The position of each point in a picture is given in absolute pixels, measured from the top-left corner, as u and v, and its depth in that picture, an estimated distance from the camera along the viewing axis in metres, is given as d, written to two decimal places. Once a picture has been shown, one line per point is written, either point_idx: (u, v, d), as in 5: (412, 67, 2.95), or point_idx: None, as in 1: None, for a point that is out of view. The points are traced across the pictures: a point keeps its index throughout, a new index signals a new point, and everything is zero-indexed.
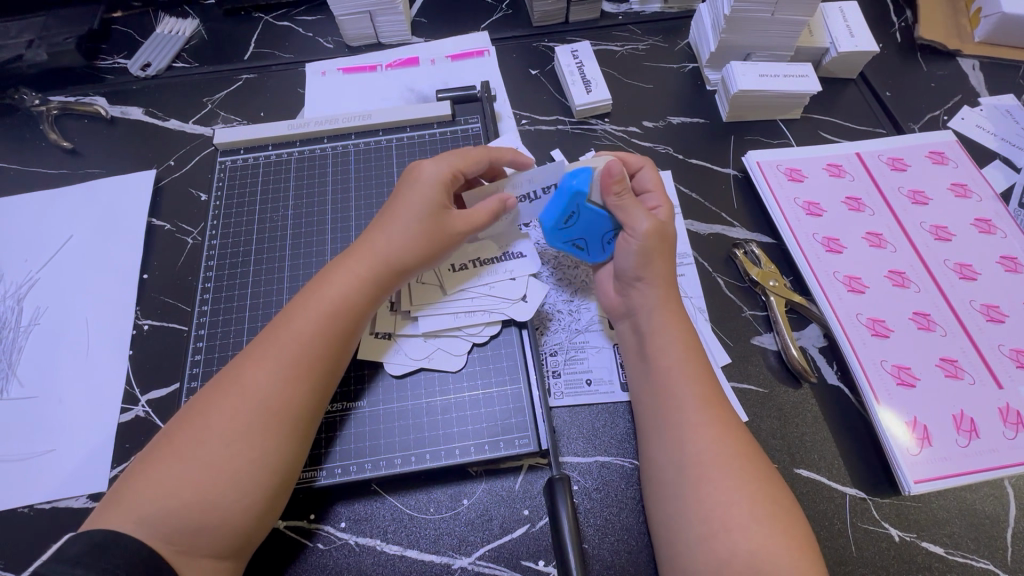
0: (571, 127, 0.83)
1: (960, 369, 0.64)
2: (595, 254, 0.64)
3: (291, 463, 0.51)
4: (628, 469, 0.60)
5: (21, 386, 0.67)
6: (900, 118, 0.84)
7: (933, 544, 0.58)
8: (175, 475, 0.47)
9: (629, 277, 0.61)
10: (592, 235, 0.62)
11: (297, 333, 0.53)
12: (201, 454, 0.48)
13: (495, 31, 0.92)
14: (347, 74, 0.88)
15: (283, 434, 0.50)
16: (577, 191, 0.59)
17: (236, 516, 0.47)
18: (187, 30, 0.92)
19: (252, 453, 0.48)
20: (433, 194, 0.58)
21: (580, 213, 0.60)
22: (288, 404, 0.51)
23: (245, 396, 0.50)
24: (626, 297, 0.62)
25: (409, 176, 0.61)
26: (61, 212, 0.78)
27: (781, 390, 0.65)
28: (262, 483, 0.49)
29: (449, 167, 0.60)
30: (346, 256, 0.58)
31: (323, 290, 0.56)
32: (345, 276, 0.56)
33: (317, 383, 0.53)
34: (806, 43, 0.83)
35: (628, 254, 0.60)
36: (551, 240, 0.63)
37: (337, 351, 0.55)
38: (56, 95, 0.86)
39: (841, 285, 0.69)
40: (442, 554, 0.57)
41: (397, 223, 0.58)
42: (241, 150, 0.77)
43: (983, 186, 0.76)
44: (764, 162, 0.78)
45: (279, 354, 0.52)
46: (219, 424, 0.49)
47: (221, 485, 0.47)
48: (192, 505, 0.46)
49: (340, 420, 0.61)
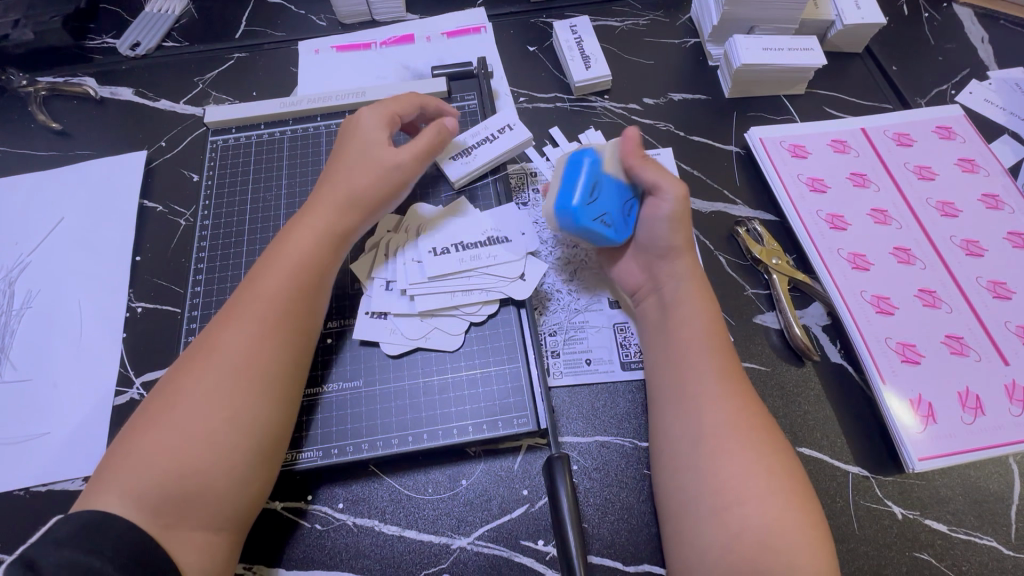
0: (570, 105, 0.81)
1: (965, 346, 0.63)
2: (620, 232, 0.60)
3: (270, 423, 0.50)
4: (628, 448, 0.59)
5: (15, 370, 0.67)
6: (907, 92, 0.81)
7: (937, 521, 0.57)
8: (153, 440, 0.46)
9: (658, 250, 0.60)
10: (616, 211, 0.60)
11: (264, 290, 0.53)
12: (175, 418, 0.47)
13: (492, 7, 0.89)
14: (341, 52, 0.86)
15: (256, 388, 0.49)
16: (593, 164, 0.58)
17: (219, 480, 0.47)
18: (176, 8, 0.89)
19: (225, 410, 0.48)
20: (372, 138, 0.61)
21: (601, 186, 0.59)
22: (260, 360, 0.50)
23: (214, 355, 0.50)
24: (653, 271, 0.61)
25: (346, 129, 0.64)
26: (52, 194, 0.77)
27: (784, 368, 0.64)
28: (241, 444, 0.48)
29: (383, 112, 0.63)
30: (304, 215, 0.59)
31: (283, 249, 0.56)
32: (302, 231, 0.57)
33: (287, 339, 0.53)
34: (811, 16, 0.80)
35: (659, 221, 0.59)
36: (581, 223, 0.57)
37: (307, 307, 0.55)
38: (45, 77, 0.85)
39: (845, 262, 0.67)
40: (441, 534, 0.56)
41: (349, 171, 0.60)
42: (233, 129, 0.75)
43: (991, 161, 0.74)
44: (767, 138, 0.76)
45: (248, 314, 0.52)
46: (190, 387, 0.49)
47: (197, 445, 0.46)
48: (171, 471, 0.45)
49: (314, 404, 0.60)
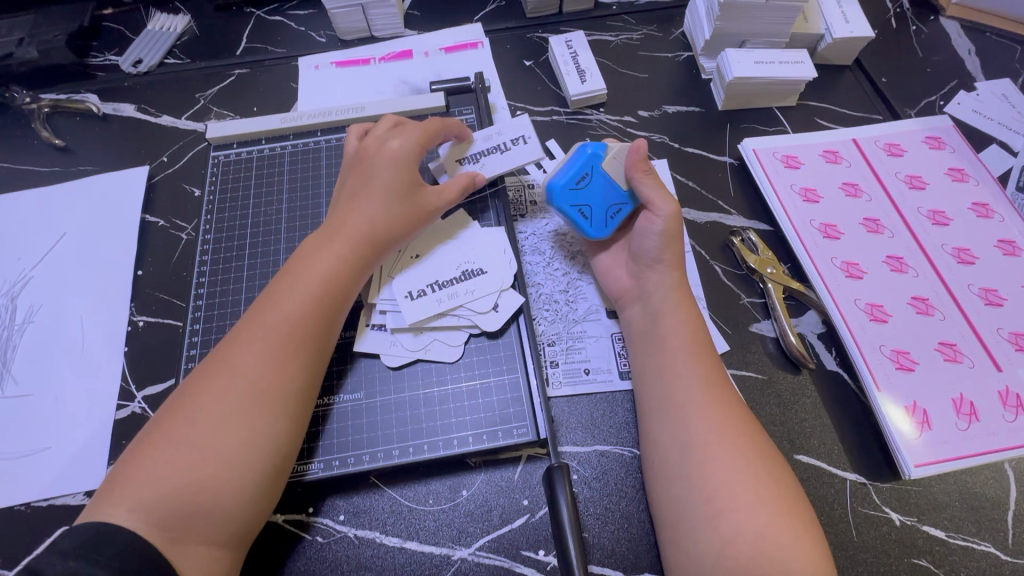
0: (567, 118, 0.83)
1: (959, 352, 0.63)
2: (597, 227, 0.64)
3: (283, 444, 0.51)
4: (628, 457, 0.60)
5: (17, 385, 0.67)
6: (896, 103, 0.83)
7: (934, 527, 0.58)
8: (168, 455, 0.47)
9: (648, 260, 0.61)
10: (600, 206, 0.63)
11: (284, 312, 0.54)
12: (192, 434, 0.48)
13: (489, 23, 0.91)
14: (340, 68, 0.87)
15: (273, 412, 0.50)
16: (593, 155, 0.62)
17: (229, 498, 0.47)
18: (178, 26, 0.91)
19: (241, 429, 0.49)
20: (402, 170, 0.62)
21: (592, 177, 0.62)
22: (276, 380, 0.51)
23: (231, 374, 0.51)
24: (641, 279, 0.62)
25: (376, 152, 0.63)
26: (54, 210, 0.78)
27: (780, 377, 0.65)
28: (254, 463, 0.48)
29: (415, 143, 0.64)
30: (326, 236, 0.59)
31: (303, 269, 0.57)
32: (324, 254, 0.58)
33: (303, 361, 0.53)
34: (801, 30, 0.82)
35: (650, 235, 0.61)
36: (558, 202, 0.62)
37: (323, 328, 0.55)
38: (48, 94, 0.86)
39: (839, 271, 0.68)
40: (442, 545, 0.57)
41: (374, 200, 0.61)
42: (234, 145, 0.76)
43: (979, 170, 0.76)
44: (761, 149, 0.77)
45: (266, 333, 0.53)
46: (206, 403, 0.49)
47: (212, 465, 0.47)
48: (184, 486, 0.46)
49: (323, 414, 0.60)
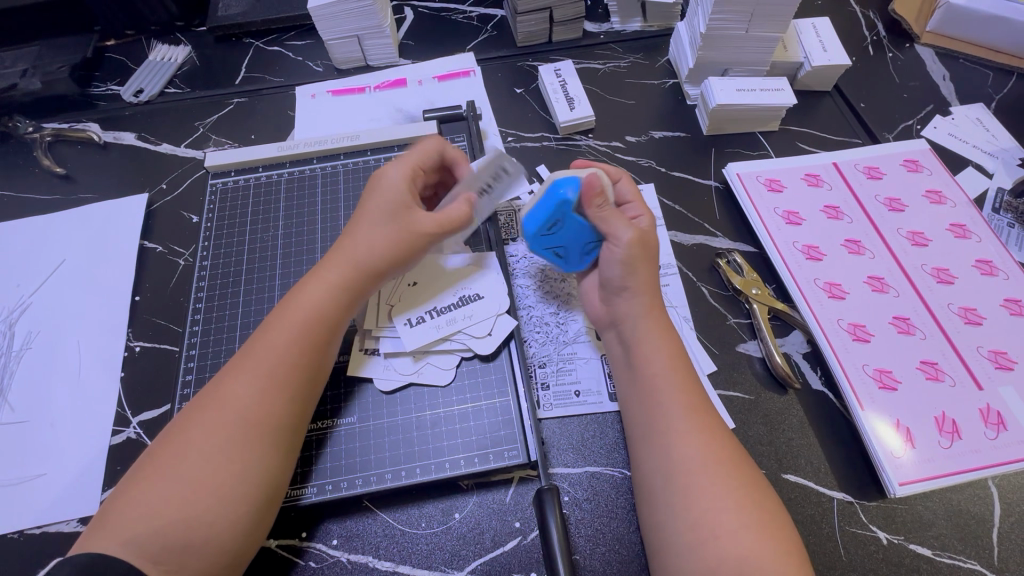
0: (557, 144, 0.85)
1: (940, 371, 0.65)
2: (572, 262, 0.66)
3: (274, 476, 0.51)
4: (619, 479, 0.61)
5: (13, 412, 0.68)
6: (875, 127, 0.86)
7: (921, 545, 0.58)
8: (160, 490, 0.48)
9: (614, 287, 0.62)
10: (574, 246, 0.64)
11: (275, 344, 0.55)
12: (182, 469, 0.49)
13: (481, 52, 0.94)
14: (337, 96, 0.90)
15: (263, 444, 0.51)
16: (561, 204, 0.59)
17: (220, 532, 0.48)
18: (179, 56, 0.94)
19: (232, 463, 0.49)
20: (396, 200, 0.60)
21: (562, 226, 0.61)
22: (267, 413, 0.52)
23: (222, 408, 0.51)
24: (612, 306, 0.63)
25: (373, 186, 0.63)
26: (55, 236, 0.79)
27: (767, 396, 0.66)
28: (246, 496, 0.49)
29: (409, 172, 0.63)
30: (319, 266, 0.60)
31: (294, 302, 0.58)
32: (317, 283, 0.58)
33: (294, 394, 0.54)
34: (782, 58, 0.85)
35: (612, 264, 0.61)
36: (533, 246, 0.64)
37: (314, 360, 0.56)
38: (50, 123, 0.88)
39: (821, 292, 0.70)
40: (435, 568, 0.57)
41: (366, 233, 0.60)
42: (232, 172, 0.78)
43: (956, 192, 0.78)
44: (744, 173, 0.80)
45: (256, 367, 0.53)
46: (198, 437, 0.50)
47: (203, 499, 0.48)
48: (175, 522, 0.47)
49: (318, 438, 0.61)
